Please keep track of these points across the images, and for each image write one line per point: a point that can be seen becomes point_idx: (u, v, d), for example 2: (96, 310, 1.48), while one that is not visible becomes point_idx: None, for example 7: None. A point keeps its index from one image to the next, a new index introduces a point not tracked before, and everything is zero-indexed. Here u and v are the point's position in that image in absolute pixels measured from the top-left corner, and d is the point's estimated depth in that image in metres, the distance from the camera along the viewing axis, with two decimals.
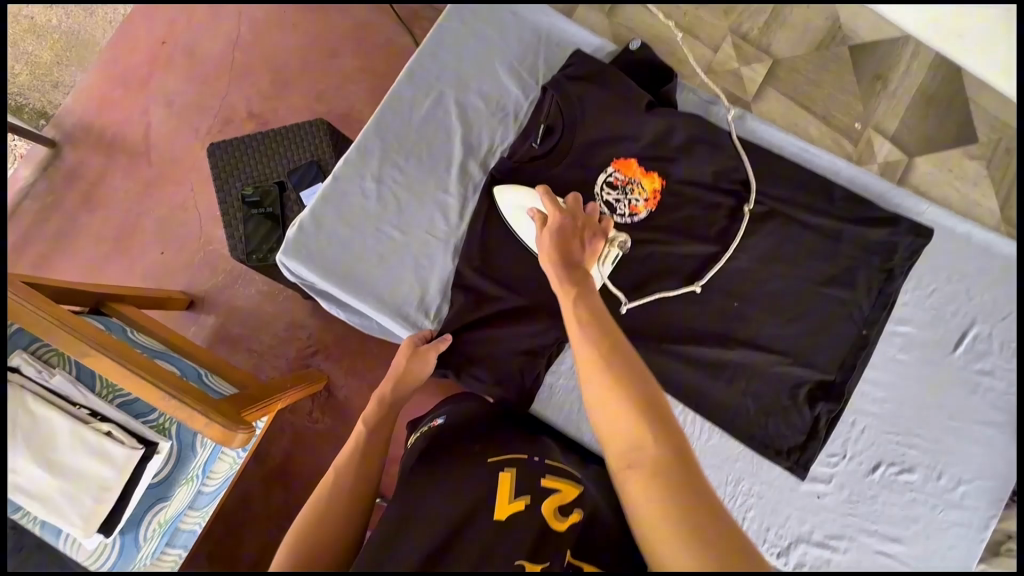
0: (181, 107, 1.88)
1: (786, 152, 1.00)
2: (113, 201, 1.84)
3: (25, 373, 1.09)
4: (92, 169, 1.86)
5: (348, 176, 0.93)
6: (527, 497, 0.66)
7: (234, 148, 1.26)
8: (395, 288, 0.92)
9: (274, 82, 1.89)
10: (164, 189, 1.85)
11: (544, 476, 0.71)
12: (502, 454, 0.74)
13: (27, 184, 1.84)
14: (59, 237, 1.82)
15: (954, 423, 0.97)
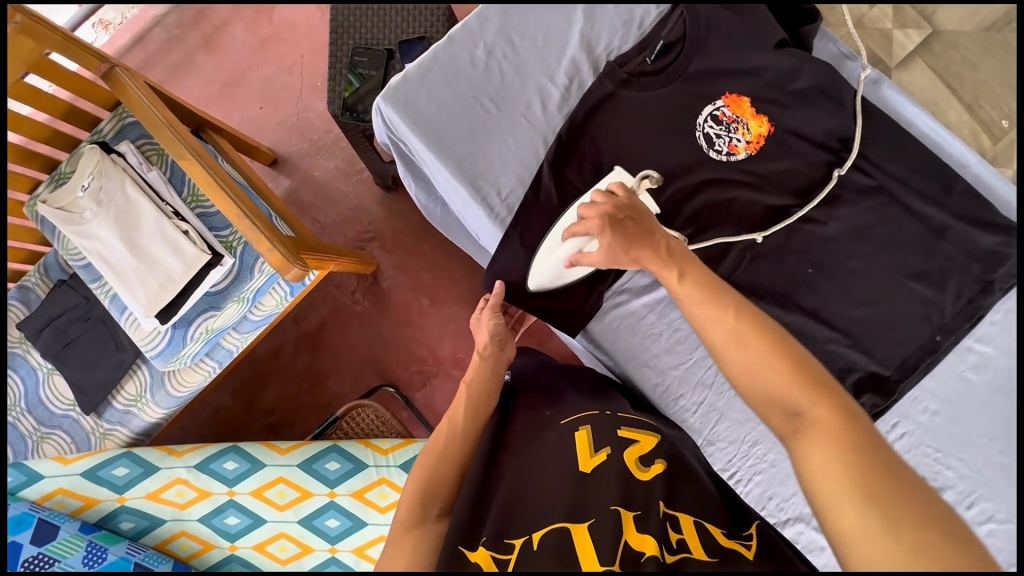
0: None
1: (914, 130, 0.93)
2: (231, 49, 1.94)
3: (128, 160, 1.19)
4: (218, 15, 1.96)
5: (462, 39, 0.94)
6: (607, 449, 0.75)
7: (357, 7, 1.29)
8: (477, 160, 0.93)
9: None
10: (277, 49, 1.93)
11: (622, 427, 0.78)
12: (575, 411, 0.80)
13: (160, 14, 1.97)
14: (176, 71, 1.94)
15: (1006, 460, 0.90)
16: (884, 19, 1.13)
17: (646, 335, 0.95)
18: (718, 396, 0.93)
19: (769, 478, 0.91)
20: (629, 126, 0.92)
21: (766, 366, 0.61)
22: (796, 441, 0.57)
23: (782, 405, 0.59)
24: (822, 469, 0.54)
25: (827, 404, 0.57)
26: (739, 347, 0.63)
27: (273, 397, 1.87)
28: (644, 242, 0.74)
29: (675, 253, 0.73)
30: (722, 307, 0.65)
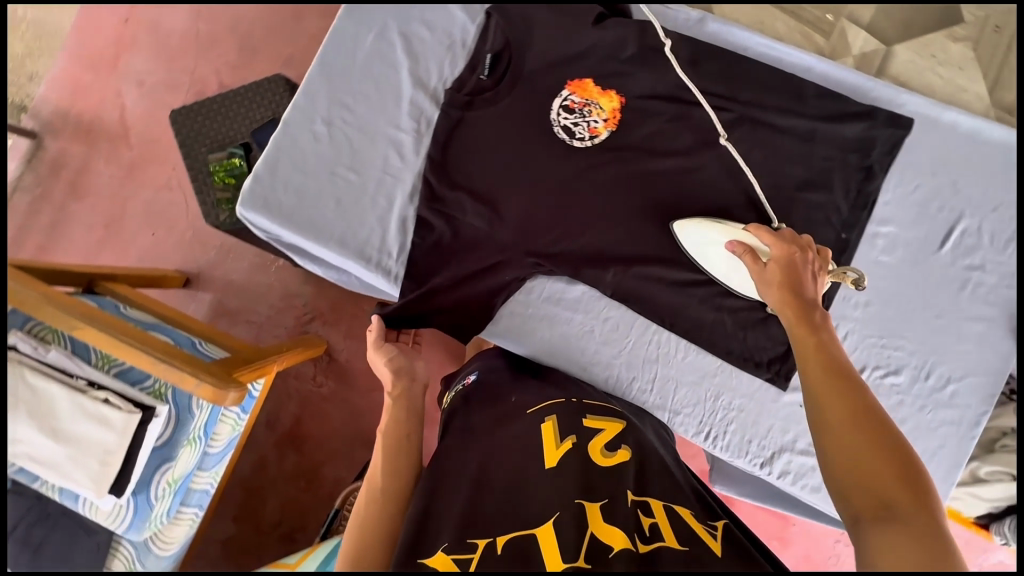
0: (151, 85, 1.84)
1: (751, 53, 0.94)
2: (101, 188, 1.84)
3: (20, 349, 1.12)
4: (74, 158, 1.85)
5: (298, 121, 0.91)
6: (573, 438, 0.70)
7: (196, 112, 1.24)
8: (357, 231, 0.91)
9: (238, 48, 1.84)
10: (148, 172, 1.85)
11: (586, 417, 0.75)
12: (542, 401, 0.78)
13: (15, 178, 1.85)
14: (53, 228, 1.84)
15: (942, 322, 0.94)
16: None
17: (577, 333, 0.95)
18: (668, 366, 0.94)
19: (742, 424, 0.93)
20: (490, 143, 0.91)
21: (855, 439, 0.52)
22: (873, 530, 0.47)
23: (867, 485, 0.49)
24: (897, 562, 0.44)
25: (922, 509, 0.48)
26: (852, 425, 0.53)
27: (275, 506, 1.81)
28: (805, 312, 0.66)
29: (817, 323, 0.65)
30: (835, 386, 0.56)
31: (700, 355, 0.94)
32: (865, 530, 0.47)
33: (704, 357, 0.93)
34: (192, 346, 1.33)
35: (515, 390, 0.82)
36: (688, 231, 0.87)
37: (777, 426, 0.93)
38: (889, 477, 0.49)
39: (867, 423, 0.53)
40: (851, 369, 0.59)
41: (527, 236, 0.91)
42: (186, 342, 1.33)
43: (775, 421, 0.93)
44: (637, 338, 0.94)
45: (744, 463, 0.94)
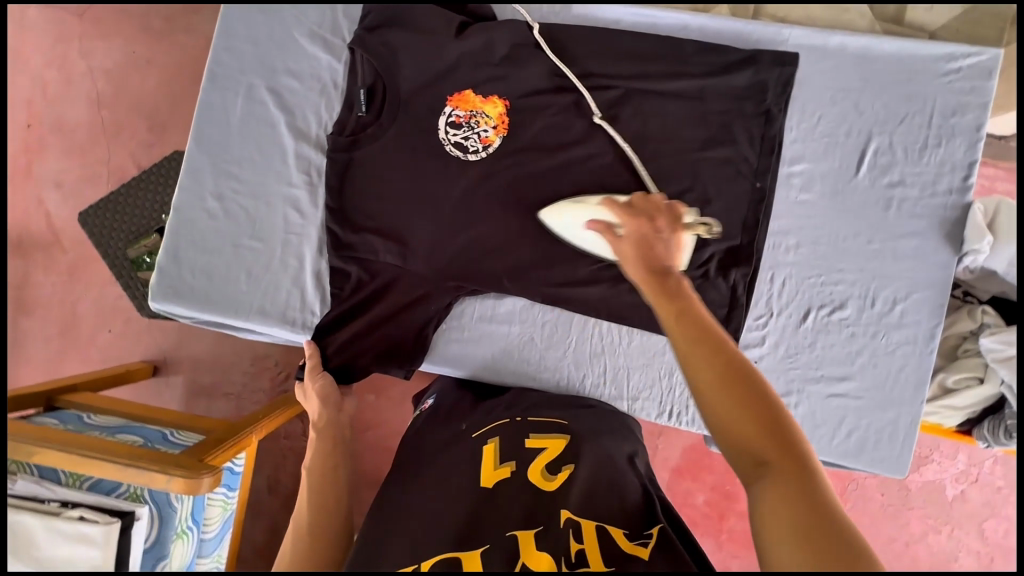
0: (72, 186, 1.60)
1: (625, 24, 0.93)
2: (38, 303, 1.63)
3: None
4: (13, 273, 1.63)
5: (188, 202, 0.89)
6: (513, 462, 0.70)
7: (104, 208, 1.21)
8: (274, 297, 0.90)
9: (153, 128, 1.58)
10: (91, 273, 1.62)
11: (529, 437, 0.74)
12: (485, 424, 0.79)
13: None
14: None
15: (875, 246, 0.93)
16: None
17: (518, 345, 0.94)
18: (615, 356, 0.94)
19: None
20: (386, 176, 0.89)
21: (732, 403, 0.50)
22: (757, 491, 0.47)
23: (742, 445, 0.49)
24: (778, 524, 0.45)
25: (792, 458, 0.48)
26: (725, 390, 0.50)
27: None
28: (655, 276, 0.61)
29: (673, 289, 0.59)
30: (705, 349, 0.53)
31: (645, 337, 0.93)
32: (753, 493, 0.48)
33: (649, 338, 0.93)
34: (163, 438, 1.31)
35: (466, 416, 0.81)
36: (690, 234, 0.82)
37: None
38: (763, 432, 0.49)
39: (740, 380, 0.51)
40: (719, 330, 0.55)
41: (446, 262, 0.89)
42: (157, 436, 1.31)
43: None
44: (578, 336, 0.94)
45: None
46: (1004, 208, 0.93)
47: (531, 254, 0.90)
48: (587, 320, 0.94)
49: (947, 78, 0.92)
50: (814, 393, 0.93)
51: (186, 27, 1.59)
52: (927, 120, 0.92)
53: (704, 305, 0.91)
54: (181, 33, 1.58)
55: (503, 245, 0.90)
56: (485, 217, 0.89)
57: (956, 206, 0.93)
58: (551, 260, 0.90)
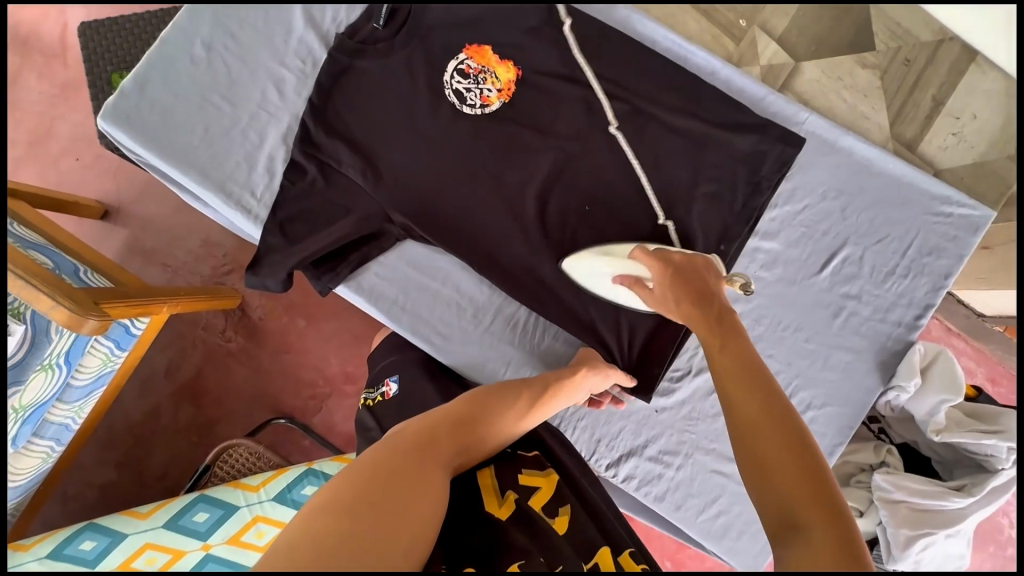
0: (99, 10, 1.56)
1: (659, 47, 0.92)
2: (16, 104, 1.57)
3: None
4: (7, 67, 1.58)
5: (177, 40, 0.87)
6: (512, 493, 0.63)
7: (102, 29, 1.17)
8: (222, 165, 0.87)
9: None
10: (82, 96, 1.58)
11: (523, 471, 0.67)
12: None
13: None
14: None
15: (810, 346, 0.93)
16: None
17: (443, 303, 0.92)
18: (526, 352, 0.93)
19: (593, 421, 0.91)
20: (376, 93, 0.87)
21: (770, 438, 0.52)
22: (785, 553, 0.45)
23: (775, 496, 0.49)
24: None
25: (820, 503, 0.47)
26: (760, 452, 0.51)
27: (161, 463, 1.52)
28: (698, 303, 0.68)
29: (726, 322, 0.65)
30: (751, 398, 0.56)
31: (562, 346, 0.93)
32: (777, 554, 0.46)
33: (564, 348, 0.92)
34: (74, 273, 1.26)
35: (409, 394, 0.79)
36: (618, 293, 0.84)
37: (629, 428, 0.91)
38: (804, 485, 0.48)
39: (779, 431, 0.52)
40: (767, 373, 0.58)
41: (401, 200, 0.87)
42: (68, 268, 1.25)
43: (629, 422, 0.91)
44: (500, 318, 0.93)
45: (591, 462, 0.92)
46: (942, 357, 0.90)
47: (486, 225, 0.89)
48: (513, 308, 0.93)
49: (936, 218, 0.92)
50: (701, 463, 0.91)
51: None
52: (903, 249, 0.93)
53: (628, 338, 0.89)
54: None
55: (463, 206, 0.88)
56: (455, 170, 0.88)
57: (900, 339, 0.93)
58: (502, 238, 0.89)
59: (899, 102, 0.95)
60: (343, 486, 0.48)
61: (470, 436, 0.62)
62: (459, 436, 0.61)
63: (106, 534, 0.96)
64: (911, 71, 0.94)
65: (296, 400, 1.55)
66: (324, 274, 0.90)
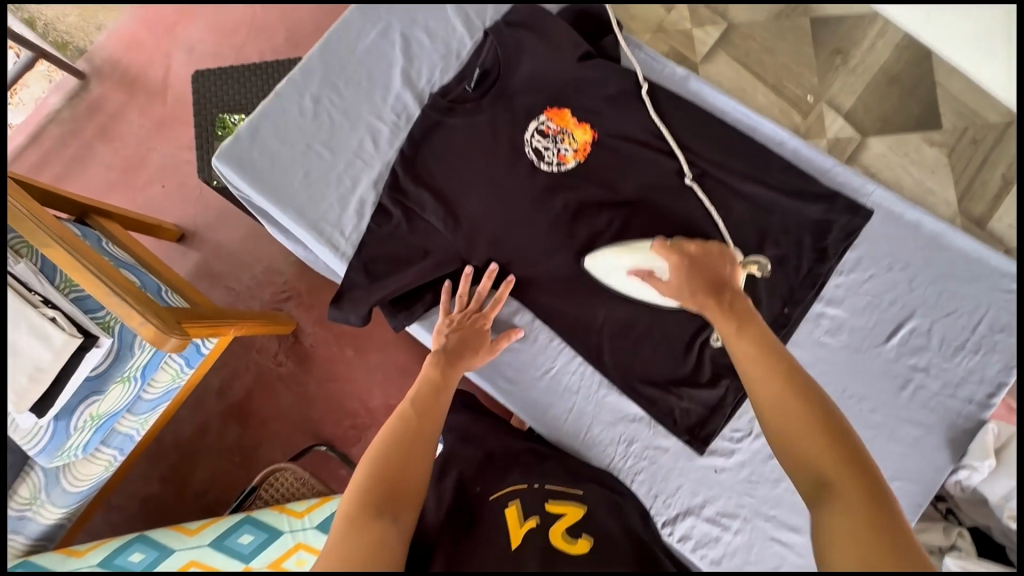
0: (202, 57, 1.73)
1: (728, 118, 0.97)
2: (116, 135, 1.72)
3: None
4: (114, 102, 1.74)
5: (289, 94, 0.97)
6: (536, 518, 0.67)
7: (216, 78, 1.32)
8: (317, 205, 0.95)
9: (289, 40, 1.72)
10: (176, 131, 1.72)
11: (549, 501, 0.71)
12: (505, 487, 0.74)
13: (53, 111, 1.73)
14: (69, 168, 1.71)
15: (875, 417, 0.91)
16: (659, 13, 1.02)
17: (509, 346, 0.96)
18: (587, 401, 0.94)
19: (651, 476, 0.91)
20: (462, 147, 0.94)
21: (793, 407, 0.57)
22: (821, 512, 0.51)
23: (807, 459, 0.54)
24: (846, 541, 0.48)
25: (835, 451, 0.54)
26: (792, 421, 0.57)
27: (206, 480, 1.56)
28: (717, 296, 0.70)
29: (740, 312, 0.68)
30: (771, 373, 0.60)
31: (622, 398, 0.93)
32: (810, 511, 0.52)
33: (624, 400, 0.93)
34: (157, 291, 1.34)
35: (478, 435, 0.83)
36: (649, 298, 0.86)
37: (687, 486, 0.90)
38: (826, 444, 0.54)
39: (800, 400, 0.57)
40: (779, 347, 0.63)
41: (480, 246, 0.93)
42: (152, 287, 1.34)
43: (686, 481, 0.90)
44: (562, 365, 0.95)
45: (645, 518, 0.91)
46: (1017, 441, 0.88)
47: (555, 275, 0.93)
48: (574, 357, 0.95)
49: (1008, 295, 0.92)
50: (759, 529, 0.89)
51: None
52: (973, 324, 0.92)
53: (690, 393, 0.91)
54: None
55: (535, 256, 0.93)
56: (530, 222, 0.93)
57: (971, 416, 0.91)
58: (570, 288, 0.93)
59: (966, 180, 0.97)
60: (354, 506, 0.60)
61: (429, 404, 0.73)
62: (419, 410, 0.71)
63: (154, 548, 0.99)
64: (978, 150, 0.97)
65: (339, 429, 1.58)
66: (401, 312, 0.94)
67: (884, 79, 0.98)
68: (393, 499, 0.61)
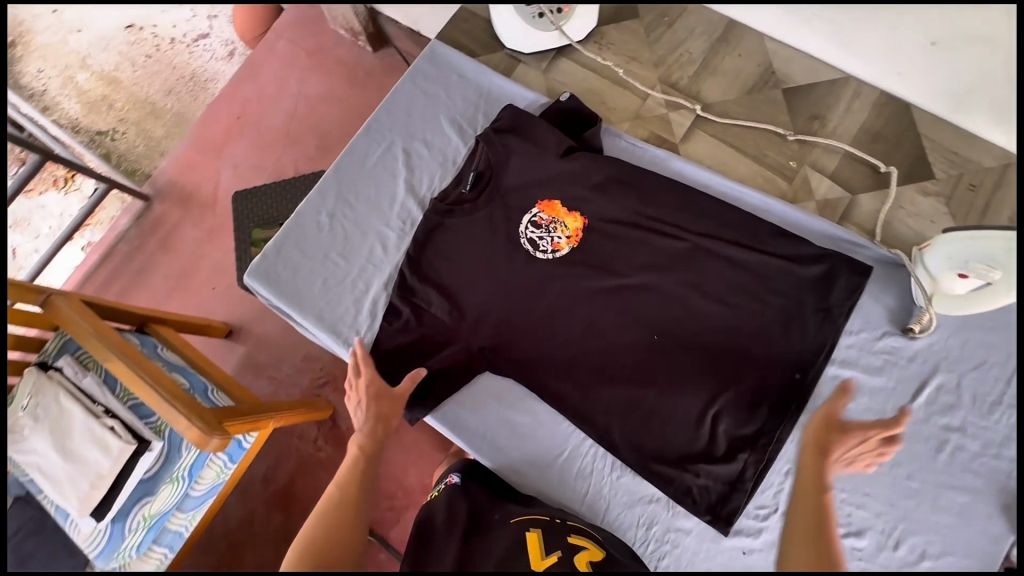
0: (245, 171, 1.86)
1: (713, 190, 1.00)
2: (176, 247, 1.86)
3: (65, 371, 1.18)
4: (172, 217, 1.89)
5: (308, 212, 1.09)
6: (559, 551, 0.71)
7: (253, 197, 1.50)
8: (335, 309, 1.04)
9: (319, 146, 1.84)
10: (224, 238, 1.84)
11: (570, 535, 0.77)
12: (525, 516, 0.81)
13: (122, 231, 1.89)
14: (134, 281, 1.84)
15: (911, 484, 0.86)
16: (635, 102, 1.09)
17: (519, 432, 0.99)
18: (602, 483, 0.94)
19: (675, 560, 0.88)
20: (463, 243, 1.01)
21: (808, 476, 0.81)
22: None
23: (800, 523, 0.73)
24: None
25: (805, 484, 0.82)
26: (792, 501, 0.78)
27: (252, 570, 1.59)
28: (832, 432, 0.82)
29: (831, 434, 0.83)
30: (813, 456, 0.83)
31: (636, 479, 0.93)
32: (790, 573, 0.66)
33: (641, 481, 0.92)
34: (204, 391, 1.45)
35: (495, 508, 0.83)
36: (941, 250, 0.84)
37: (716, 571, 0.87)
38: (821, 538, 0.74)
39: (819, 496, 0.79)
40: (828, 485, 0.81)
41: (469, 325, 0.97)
42: (200, 387, 1.46)
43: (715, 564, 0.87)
44: (576, 447, 0.96)
45: None
46: None
47: (559, 358, 0.96)
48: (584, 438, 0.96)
49: None
50: None
51: (376, 83, 1.87)
52: (1007, 377, 0.87)
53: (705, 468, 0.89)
54: (371, 87, 1.86)
55: (539, 341, 0.96)
56: (532, 308, 0.97)
57: None
58: (575, 369, 0.95)
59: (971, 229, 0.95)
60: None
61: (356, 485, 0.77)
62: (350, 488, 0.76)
63: None
64: (978, 196, 0.95)
65: None
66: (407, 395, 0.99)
67: (866, 138, 1.00)
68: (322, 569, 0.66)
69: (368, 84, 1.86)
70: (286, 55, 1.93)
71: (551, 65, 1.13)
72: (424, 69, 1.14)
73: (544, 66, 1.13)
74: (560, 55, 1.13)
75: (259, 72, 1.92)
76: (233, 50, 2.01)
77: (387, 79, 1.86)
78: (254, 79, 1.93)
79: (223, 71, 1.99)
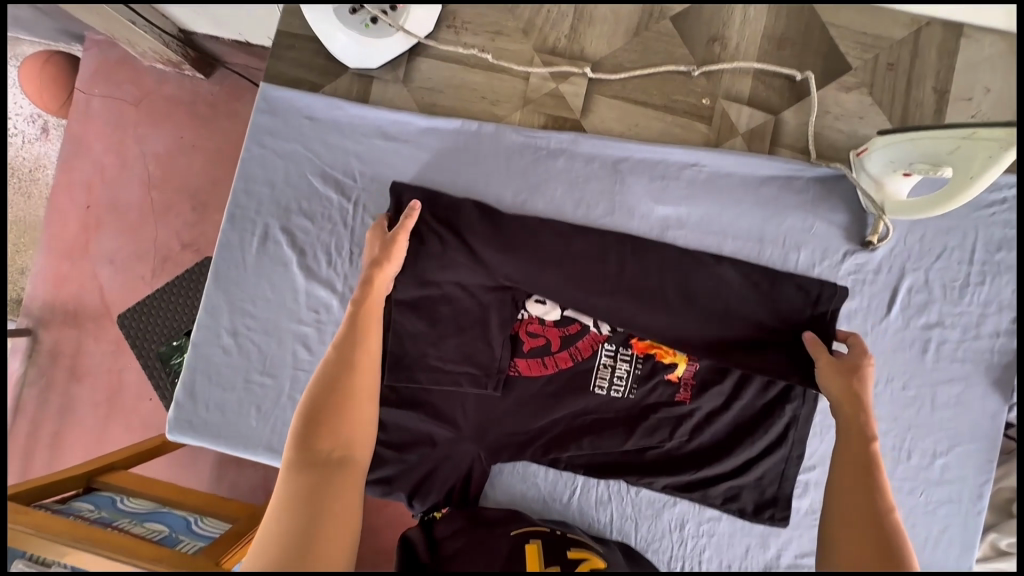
0: (127, 261, 1.34)
1: (632, 160, 0.90)
2: (92, 373, 1.32)
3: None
4: (62, 348, 1.33)
5: (206, 338, 0.93)
6: (556, 568, 0.65)
7: (140, 316, 1.25)
8: (280, 432, 0.91)
9: (197, 207, 1.35)
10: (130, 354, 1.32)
11: (570, 548, 0.72)
12: (526, 525, 0.78)
13: (15, 385, 1.33)
14: (53, 444, 1.30)
15: (910, 393, 0.85)
16: (518, 85, 0.93)
17: (524, 484, 0.91)
18: (623, 503, 0.90)
19: (716, 549, 0.88)
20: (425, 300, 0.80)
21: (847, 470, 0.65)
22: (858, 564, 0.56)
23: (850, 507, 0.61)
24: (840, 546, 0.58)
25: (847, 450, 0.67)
26: (847, 443, 0.67)
27: None
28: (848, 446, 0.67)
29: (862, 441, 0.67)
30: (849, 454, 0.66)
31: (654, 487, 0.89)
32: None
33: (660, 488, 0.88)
34: (185, 528, 1.04)
35: None
36: (878, 157, 0.80)
37: (754, 543, 0.87)
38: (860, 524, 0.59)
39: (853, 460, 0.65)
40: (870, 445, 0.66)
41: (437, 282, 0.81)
42: (179, 524, 1.04)
43: (752, 539, 0.87)
44: (585, 481, 0.90)
45: None
46: None
47: (541, 402, 0.86)
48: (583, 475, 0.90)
49: (991, 210, 0.86)
50: None
51: (227, 115, 1.35)
52: (969, 256, 0.86)
53: (746, 441, 0.84)
54: (223, 121, 1.34)
55: (515, 394, 0.86)
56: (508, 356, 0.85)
57: (1005, 350, 0.85)
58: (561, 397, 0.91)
59: (902, 114, 0.89)
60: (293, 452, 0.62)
61: (361, 358, 0.70)
62: (339, 384, 0.67)
63: None
64: (899, 75, 0.88)
65: None
66: (381, 491, 0.86)
67: (771, 45, 0.90)
68: (335, 466, 0.61)
69: (222, 110, 1.34)
70: (108, 114, 1.34)
71: (410, 74, 0.95)
72: (267, 124, 0.94)
73: (402, 77, 0.95)
74: (415, 59, 0.95)
75: (82, 138, 1.35)
76: (47, 124, 1.40)
77: (242, 96, 1.34)
78: (82, 155, 1.35)
79: (47, 154, 1.39)
